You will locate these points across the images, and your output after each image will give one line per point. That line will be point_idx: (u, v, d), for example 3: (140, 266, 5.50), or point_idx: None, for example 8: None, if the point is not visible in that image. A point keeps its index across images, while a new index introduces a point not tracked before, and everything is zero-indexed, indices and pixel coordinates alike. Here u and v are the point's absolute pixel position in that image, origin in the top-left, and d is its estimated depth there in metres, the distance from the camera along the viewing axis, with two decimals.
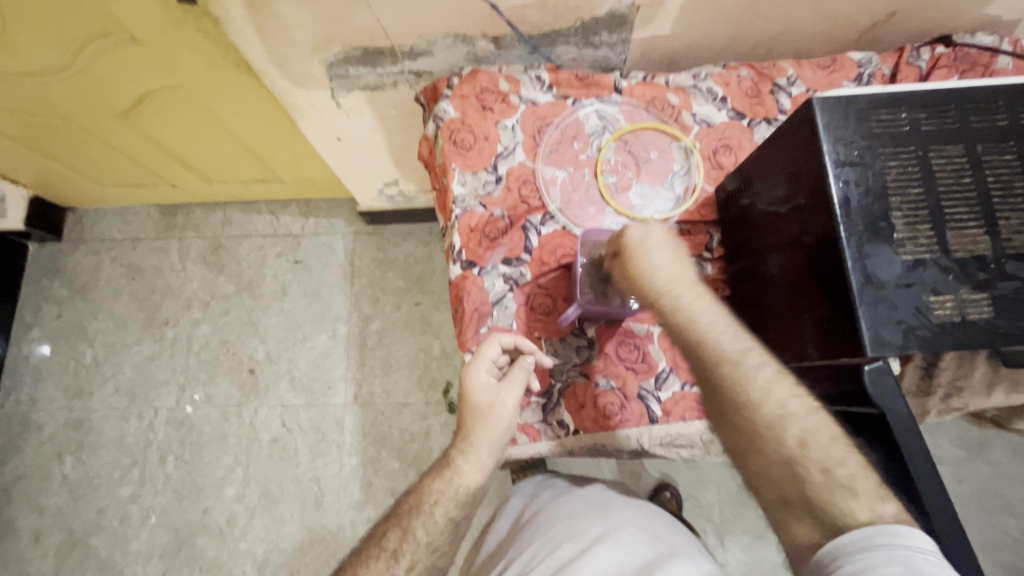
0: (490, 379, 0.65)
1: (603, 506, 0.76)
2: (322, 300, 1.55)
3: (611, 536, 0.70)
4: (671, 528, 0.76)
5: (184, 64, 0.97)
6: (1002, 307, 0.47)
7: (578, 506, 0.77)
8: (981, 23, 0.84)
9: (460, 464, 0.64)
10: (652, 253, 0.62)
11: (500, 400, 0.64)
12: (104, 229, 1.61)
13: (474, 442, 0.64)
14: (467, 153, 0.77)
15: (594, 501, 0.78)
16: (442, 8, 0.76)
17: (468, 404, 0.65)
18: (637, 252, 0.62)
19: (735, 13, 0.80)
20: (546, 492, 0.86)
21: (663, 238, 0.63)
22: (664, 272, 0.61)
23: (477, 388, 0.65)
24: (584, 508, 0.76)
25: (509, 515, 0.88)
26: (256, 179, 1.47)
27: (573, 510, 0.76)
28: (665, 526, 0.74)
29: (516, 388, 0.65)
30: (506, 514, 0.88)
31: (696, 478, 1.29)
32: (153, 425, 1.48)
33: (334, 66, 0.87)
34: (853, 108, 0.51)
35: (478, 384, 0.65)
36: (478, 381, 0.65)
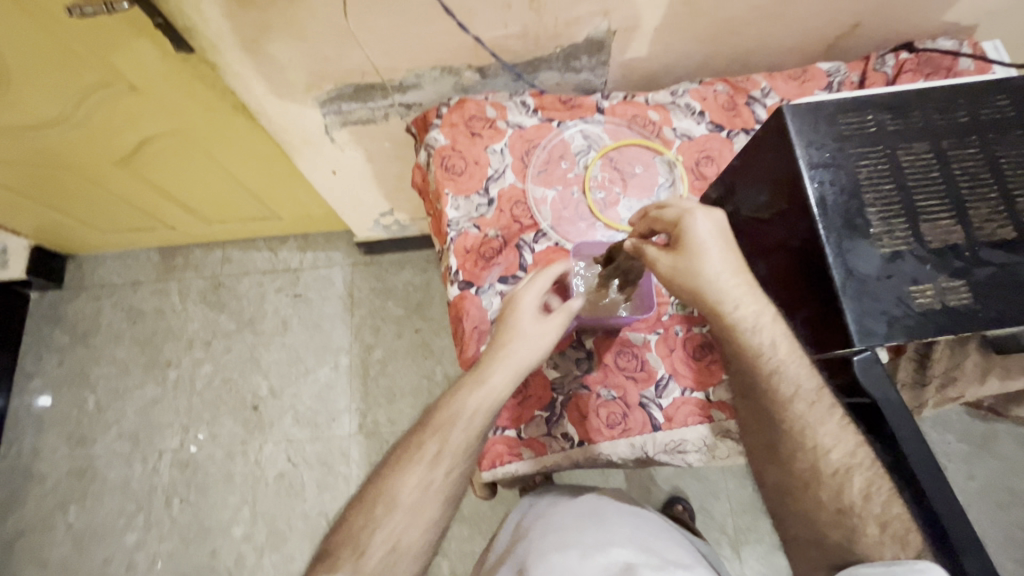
0: (535, 311, 0.65)
1: (599, 516, 0.77)
2: (323, 332, 1.56)
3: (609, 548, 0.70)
4: (661, 535, 0.76)
5: (183, 110, 1.01)
6: (980, 293, 0.48)
7: (573, 516, 0.78)
8: (941, 30, 0.89)
9: (495, 372, 0.61)
10: (708, 252, 0.59)
11: (540, 329, 0.64)
12: (105, 274, 1.63)
13: (511, 356, 0.62)
14: (459, 178, 0.80)
15: (586, 512, 0.78)
16: (429, 43, 0.80)
17: (513, 321, 0.64)
18: (694, 250, 0.59)
19: (707, 33, 0.84)
20: (544, 502, 0.87)
21: (717, 235, 0.60)
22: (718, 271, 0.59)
23: (522, 310, 0.64)
24: (580, 516, 0.77)
25: (507, 526, 0.88)
26: (255, 217, 1.51)
27: (567, 525, 0.76)
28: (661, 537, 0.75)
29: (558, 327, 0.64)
30: (504, 526, 0.89)
31: (707, 490, 1.28)
32: (157, 468, 1.47)
33: (326, 103, 0.91)
34: (822, 113, 0.53)
35: (524, 309, 0.64)
36: (524, 306, 0.65)
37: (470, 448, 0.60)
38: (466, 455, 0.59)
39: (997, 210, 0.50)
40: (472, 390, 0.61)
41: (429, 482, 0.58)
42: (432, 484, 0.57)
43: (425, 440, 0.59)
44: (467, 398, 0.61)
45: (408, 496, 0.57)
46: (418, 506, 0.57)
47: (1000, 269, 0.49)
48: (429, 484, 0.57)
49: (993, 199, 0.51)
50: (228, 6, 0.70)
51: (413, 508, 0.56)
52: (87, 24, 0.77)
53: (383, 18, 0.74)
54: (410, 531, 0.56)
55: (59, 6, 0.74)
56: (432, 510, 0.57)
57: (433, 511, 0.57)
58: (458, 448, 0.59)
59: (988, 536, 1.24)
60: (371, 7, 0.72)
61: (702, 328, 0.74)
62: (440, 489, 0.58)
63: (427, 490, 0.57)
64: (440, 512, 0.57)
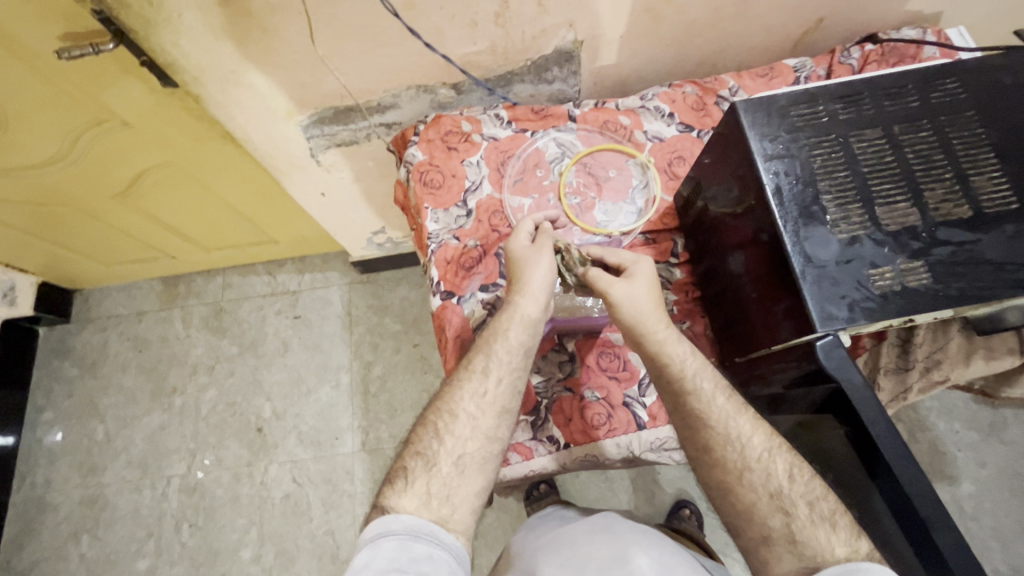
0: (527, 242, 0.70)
1: (608, 532, 0.73)
2: (323, 351, 1.58)
3: (613, 564, 0.66)
4: (681, 560, 0.71)
5: (175, 142, 1.04)
6: (938, 273, 0.49)
7: (580, 534, 0.75)
8: (905, 20, 0.90)
9: (520, 300, 0.67)
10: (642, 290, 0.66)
11: (539, 254, 0.69)
12: (110, 305, 1.67)
13: (528, 284, 0.67)
14: (437, 192, 0.82)
15: (596, 528, 0.75)
16: (402, 62, 0.83)
17: (513, 256, 0.70)
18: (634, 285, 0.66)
19: (672, 38, 0.87)
20: (552, 524, 0.84)
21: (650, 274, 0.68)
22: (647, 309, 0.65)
23: (515, 243, 0.70)
24: (588, 533, 0.74)
25: (514, 551, 0.86)
26: (251, 242, 1.54)
27: (576, 538, 0.74)
28: (672, 554, 0.71)
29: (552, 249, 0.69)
30: (512, 551, 0.86)
31: None
32: (166, 494, 1.48)
33: (310, 127, 0.94)
34: (774, 107, 0.55)
35: (517, 245, 0.70)
36: (516, 242, 0.70)
37: (515, 358, 0.66)
38: (500, 393, 0.65)
39: (950, 191, 0.51)
40: (506, 313, 0.67)
41: (483, 392, 0.64)
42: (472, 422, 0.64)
43: (474, 359, 0.66)
44: (502, 321, 0.67)
45: (467, 407, 0.64)
46: (475, 416, 0.63)
47: (958, 248, 0.50)
48: (484, 392, 0.64)
49: (948, 179, 0.52)
50: (206, 39, 0.73)
51: (473, 419, 0.63)
52: (76, 65, 0.81)
53: (355, 42, 0.77)
54: (470, 442, 0.62)
55: (47, 51, 0.78)
56: (487, 421, 0.64)
57: (488, 421, 0.64)
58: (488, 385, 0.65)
59: (1005, 526, 1.21)
60: (342, 33, 0.75)
61: (682, 324, 0.77)
62: (494, 399, 0.64)
63: (482, 400, 0.64)
64: (494, 423, 0.64)
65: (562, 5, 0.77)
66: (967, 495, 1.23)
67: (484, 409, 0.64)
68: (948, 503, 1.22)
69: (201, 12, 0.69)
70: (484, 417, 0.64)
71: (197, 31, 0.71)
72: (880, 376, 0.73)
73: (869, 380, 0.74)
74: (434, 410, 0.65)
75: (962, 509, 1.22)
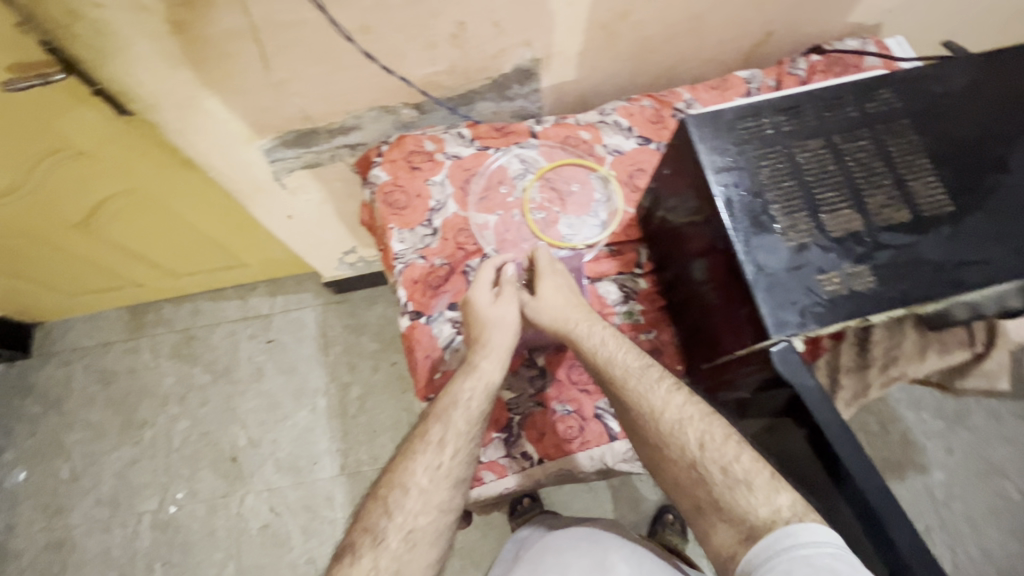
0: (491, 297, 0.73)
1: (592, 540, 0.74)
2: (299, 375, 1.56)
3: None
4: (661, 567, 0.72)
5: (135, 170, 1.03)
6: (883, 276, 0.51)
7: (565, 543, 0.76)
8: (848, 30, 0.95)
9: (482, 362, 0.68)
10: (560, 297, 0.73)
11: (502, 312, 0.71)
12: (74, 338, 1.62)
13: (490, 346, 0.70)
14: (403, 212, 0.83)
15: (580, 537, 0.76)
16: (364, 85, 0.83)
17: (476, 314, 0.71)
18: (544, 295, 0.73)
19: (628, 53, 0.89)
20: (539, 532, 0.85)
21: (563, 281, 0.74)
22: (567, 310, 0.72)
23: (479, 300, 0.72)
24: (573, 542, 0.75)
25: (503, 558, 0.86)
26: (220, 267, 1.51)
27: (561, 547, 0.75)
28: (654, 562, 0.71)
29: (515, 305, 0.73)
30: (501, 558, 0.86)
31: None
32: (138, 532, 1.44)
33: (272, 150, 0.93)
34: (721, 121, 0.57)
35: (481, 297, 0.72)
36: (479, 296, 0.73)
37: (472, 427, 0.65)
38: (467, 436, 0.65)
39: (889, 197, 0.53)
40: (466, 379, 0.67)
41: (438, 464, 0.63)
42: (440, 467, 0.62)
43: (431, 427, 0.65)
44: (463, 386, 0.67)
45: (420, 480, 0.61)
46: (428, 490, 0.61)
47: (900, 251, 0.51)
48: (438, 465, 0.62)
49: (887, 185, 0.54)
50: (160, 67, 0.72)
51: (425, 493, 0.61)
52: (28, 97, 0.79)
53: (313, 68, 0.78)
54: (427, 506, 0.61)
55: None
56: (440, 494, 0.62)
57: (443, 494, 0.62)
58: (462, 430, 0.65)
59: (974, 511, 1.24)
60: (302, 58, 0.76)
61: (649, 334, 0.77)
62: (448, 471, 0.63)
63: (436, 473, 0.62)
64: (450, 496, 0.62)
65: (517, 24, 0.78)
66: (938, 484, 1.26)
67: (456, 457, 0.63)
68: (919, 492, 1.26)
69: (155, 42, 0.68)
70: (456, 465, 0.63)
71: (151, 60, 0.71)
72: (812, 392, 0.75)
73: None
74: (406, 462, 0.63)
75: (933, 497, 1.25)
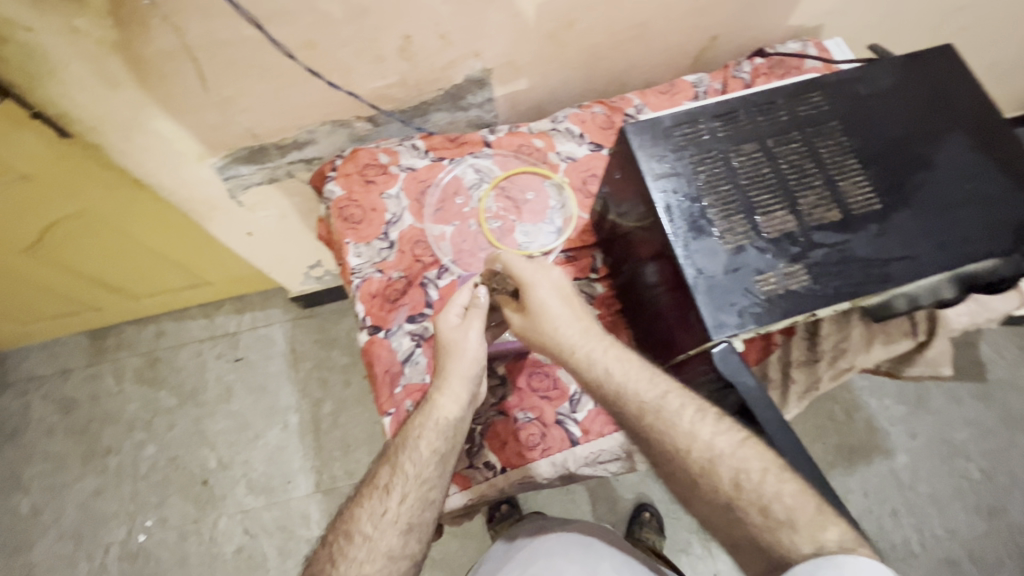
0: (456, 319, 0.67)
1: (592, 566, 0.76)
2: (269, 393, 1.53)
3: None
4: None
5: (84, 192, 1.00)
6: (816, 274, 0.53)
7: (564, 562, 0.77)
8: (790, 33, 0.98)
9: (437, 398, 0.65)
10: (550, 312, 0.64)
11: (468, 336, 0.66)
12: (32, 367, 1.57)
13: (449, 376, 0.65)
14: (358, 226, 0.82)
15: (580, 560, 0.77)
16: (314, 100, 0.83)
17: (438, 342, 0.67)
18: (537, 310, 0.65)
19: (578, 61, 0.91)
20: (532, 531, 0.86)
21: (558, 290, 0.66)
22: (565, 325, 0.64)
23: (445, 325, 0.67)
24: (572, 564, 0.77)
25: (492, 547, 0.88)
26: (183, 286, 1.48)
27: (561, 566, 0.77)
28: None
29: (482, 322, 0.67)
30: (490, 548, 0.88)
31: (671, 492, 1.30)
32: (105, 564, 1.39)
33: (225, 168, 0.92)
34: (658, 128, 0.58)
35: (446, 321, 0.68)
36: (445, 319, 0.68)
37: (424, 469, 0.63)
38: (415, 479, 0.63)
39: (821, 198, 0.55)
40: (418, 418, 0.65)
41: (384, 510, 0.62)
42: (387, 512, 0.61)
43: (380, 472, 0.64)
44: (414, 425, 0.64)
45: (364, 526, 0.61)
46: (373, 536, 0.60)
47: (833, 249, 0.53)
48: (385, 511, 0.61)
49: (818, 186, 0.56)
50: (98, 89, 0.71)
51: (370, 538, 0.60)
52: None
53: (259, 84, 0.77)
54: (375, 551, 0.60)
55: None
56: (388, 540, 0.60)
57: (391, 539, 0.60)
58: (411, 474, 0.63)
59: (937, 491, 1.29)
60: (247, 75, 0.75)
61: (607, 338, 0.78)
62: (396, 517, 0.61)
63: (381, 520, 0.61)
64: (398, 542, 0.60)
65: (464, 35, 0.79)
66: (903, 467, 1.30)
67: (403, 502, 0.62)
68: (885, 476, 1.30)
69: (91, 63, 0.67)
70: (404, 511, 0.61)
71: (88, 82, 0.70)
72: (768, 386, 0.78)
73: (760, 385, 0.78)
74: (355, 507, 0.63)
75: (899, 480, 1.29)
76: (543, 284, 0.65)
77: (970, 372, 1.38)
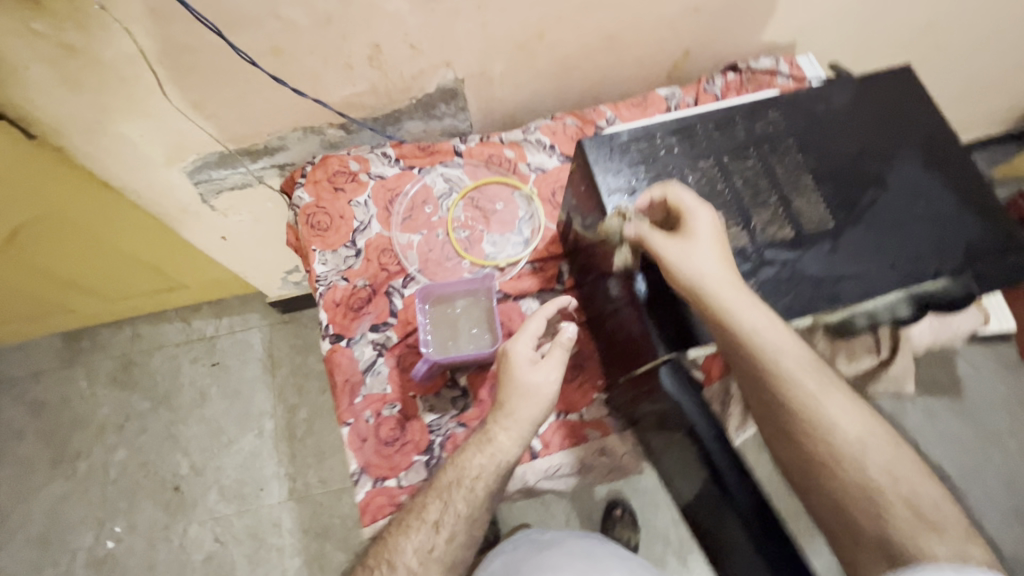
0: (530, 355, 0.66)
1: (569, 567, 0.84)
2: (244, 398, 1.51)
3: None
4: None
5: (51, 194, 0.99)
6: (766, 291, 0.53)
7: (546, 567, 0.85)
8: (763, 49, 0.99)
9: (499, 436, 0.64)
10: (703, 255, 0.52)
11: (537, 377, 0.65)
12: (3, 368, 1.54)
13: (514, 415, 0.65)
14: (325, 233, 0.82)
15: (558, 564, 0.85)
16: (283, 106, 0.83)
17: (509, 376, 0.65)
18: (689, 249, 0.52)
19: (551, 72, 0.91)
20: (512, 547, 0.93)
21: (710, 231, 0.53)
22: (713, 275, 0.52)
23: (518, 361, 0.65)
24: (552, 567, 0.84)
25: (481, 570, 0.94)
26: (159, 289, 1.47)
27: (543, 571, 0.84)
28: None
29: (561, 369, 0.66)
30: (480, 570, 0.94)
31: (647, 503, 1.32)
32: (71, 571, 1.37)
33: (195, 172, 0.91)
34: (615, 143, 0.58)
35: (521, 354, 0.65)
36: (520, 351, 0.66)
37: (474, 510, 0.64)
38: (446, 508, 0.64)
39: (774, 215, 0.55)
40: (476, 454, 0.64)
41: (431, 546, 0.63)
42: (433, 549, 0.63)
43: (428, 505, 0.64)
44: (471, 462, 0.64)
45: (409, 561, 0.62)
46: (417, 574, 0.62)
47: (784, 266, 0.53)
48: (432, 548, 0.62)
49: (772, 203, 0.56)
50: (59, 91, 0.70)
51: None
52: None
53: (225, 90, 0.77)
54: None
55: None
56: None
57: (436, 575, 0.62)
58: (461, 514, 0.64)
59: None
60: (213, 81, 0.74)
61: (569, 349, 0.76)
62: (441, 555, 0.63)
63: (428, 555, 0.62)
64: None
65: (434, 45, 0.79)
66: None
67: (452, 541, 0.63)
68: None
69: (50, 65, 0.66)
70: (452, 550, 0.63)
71: (48, 85, 0.69)
72: (731, 404, 0.74)
73: (722, 404, 0.75)
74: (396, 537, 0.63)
75: None
76: (702, 225, 0.53)
77: (945, 389, 1.40)
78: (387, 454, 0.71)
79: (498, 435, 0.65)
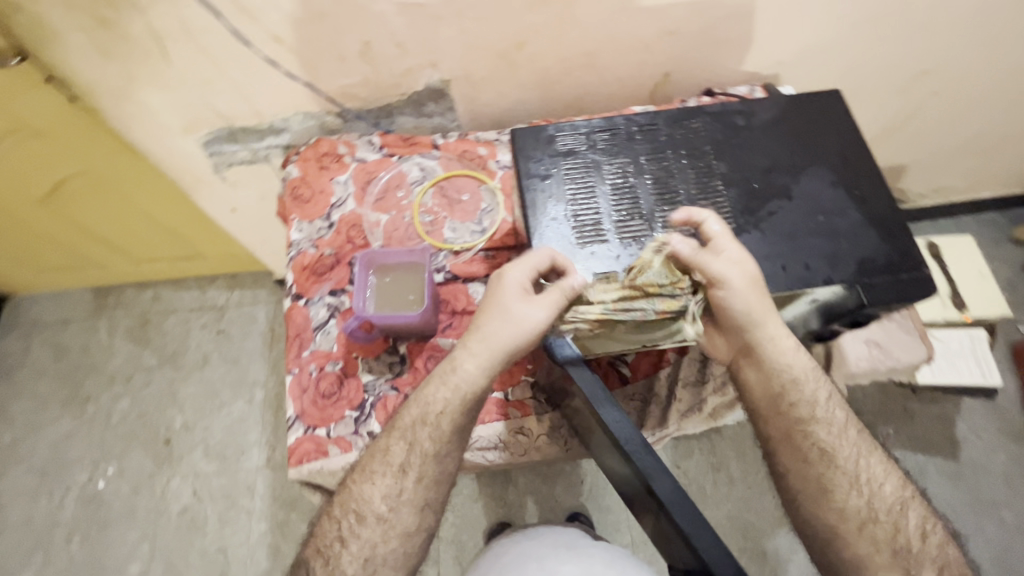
0: (525, 284, 0.61)
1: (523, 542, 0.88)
2: (240, 366, 1.61)
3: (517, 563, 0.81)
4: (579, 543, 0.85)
5: (88, 153, 1.12)
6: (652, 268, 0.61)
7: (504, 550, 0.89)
8: (746, 78, 1.03)
9: (466, 362, 0.64)
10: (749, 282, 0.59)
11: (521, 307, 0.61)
12: (39, 312, 1.71)
13: (488, 337, 0.63)
14: (305, 205, 0.90)
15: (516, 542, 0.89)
16: (284, 90, 0.93)
17: (497, 297, 0.62)
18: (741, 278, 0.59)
19: (533, 82, 0.98)
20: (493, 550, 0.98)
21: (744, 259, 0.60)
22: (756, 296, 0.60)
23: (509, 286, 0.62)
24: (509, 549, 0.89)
25: None
26: (179, 257, 1.60)
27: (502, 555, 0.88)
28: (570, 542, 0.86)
29: (550, 301, 0.60)
30: None
31: (609, 522, 1.30)
32: (62, 502, 1.48)
33: (208, 144, 1.02)
34: (542, 135, 0.68)
35: (511, 279, 0.62)
36: (514, 275, 0.62)
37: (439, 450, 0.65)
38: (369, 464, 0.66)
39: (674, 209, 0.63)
40: (434, 395, 0.65)
41: (399, 491, 0.65)
42: (401, 495, 0.65)
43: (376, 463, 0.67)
44: (430, 401, 0.65)
45: (376, 510, 0.65)
46: (388, 521, 0.65)
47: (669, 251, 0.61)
48: (400, 492, 0.65)
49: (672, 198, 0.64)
50: (91, 56, 0.82)
51: (385, 522, 0.65)
52: None
53: (231, 70, 0.87)
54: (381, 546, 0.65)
55: None
56: (405, 523, 0.65)
57: (408, 521, 0.65)
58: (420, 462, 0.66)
59: None
60: (221, 61, 0.85)
61: None
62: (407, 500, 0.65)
63: (395, 503, 0.65)
64: (416, 520, 0.66)
65: (419, 46, 0.87)
66: None
67: (419, 484, 0.65)
68: None
69: (85, 35, 0.78)
70: (418, 493, 0.65)
71: (82, 50, 0.81)
72: (651, 403, 0.78)
73: (643, 402, 0.78)
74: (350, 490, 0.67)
75: None
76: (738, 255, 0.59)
77: (938, 448, 1.33)
78: (321, 406, 0.77)
79: (465, 361, 0.64)
